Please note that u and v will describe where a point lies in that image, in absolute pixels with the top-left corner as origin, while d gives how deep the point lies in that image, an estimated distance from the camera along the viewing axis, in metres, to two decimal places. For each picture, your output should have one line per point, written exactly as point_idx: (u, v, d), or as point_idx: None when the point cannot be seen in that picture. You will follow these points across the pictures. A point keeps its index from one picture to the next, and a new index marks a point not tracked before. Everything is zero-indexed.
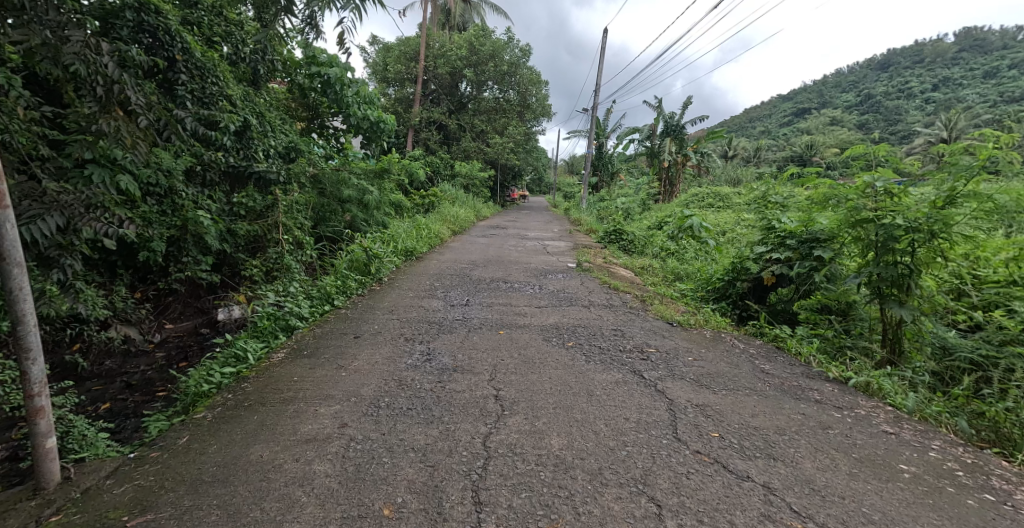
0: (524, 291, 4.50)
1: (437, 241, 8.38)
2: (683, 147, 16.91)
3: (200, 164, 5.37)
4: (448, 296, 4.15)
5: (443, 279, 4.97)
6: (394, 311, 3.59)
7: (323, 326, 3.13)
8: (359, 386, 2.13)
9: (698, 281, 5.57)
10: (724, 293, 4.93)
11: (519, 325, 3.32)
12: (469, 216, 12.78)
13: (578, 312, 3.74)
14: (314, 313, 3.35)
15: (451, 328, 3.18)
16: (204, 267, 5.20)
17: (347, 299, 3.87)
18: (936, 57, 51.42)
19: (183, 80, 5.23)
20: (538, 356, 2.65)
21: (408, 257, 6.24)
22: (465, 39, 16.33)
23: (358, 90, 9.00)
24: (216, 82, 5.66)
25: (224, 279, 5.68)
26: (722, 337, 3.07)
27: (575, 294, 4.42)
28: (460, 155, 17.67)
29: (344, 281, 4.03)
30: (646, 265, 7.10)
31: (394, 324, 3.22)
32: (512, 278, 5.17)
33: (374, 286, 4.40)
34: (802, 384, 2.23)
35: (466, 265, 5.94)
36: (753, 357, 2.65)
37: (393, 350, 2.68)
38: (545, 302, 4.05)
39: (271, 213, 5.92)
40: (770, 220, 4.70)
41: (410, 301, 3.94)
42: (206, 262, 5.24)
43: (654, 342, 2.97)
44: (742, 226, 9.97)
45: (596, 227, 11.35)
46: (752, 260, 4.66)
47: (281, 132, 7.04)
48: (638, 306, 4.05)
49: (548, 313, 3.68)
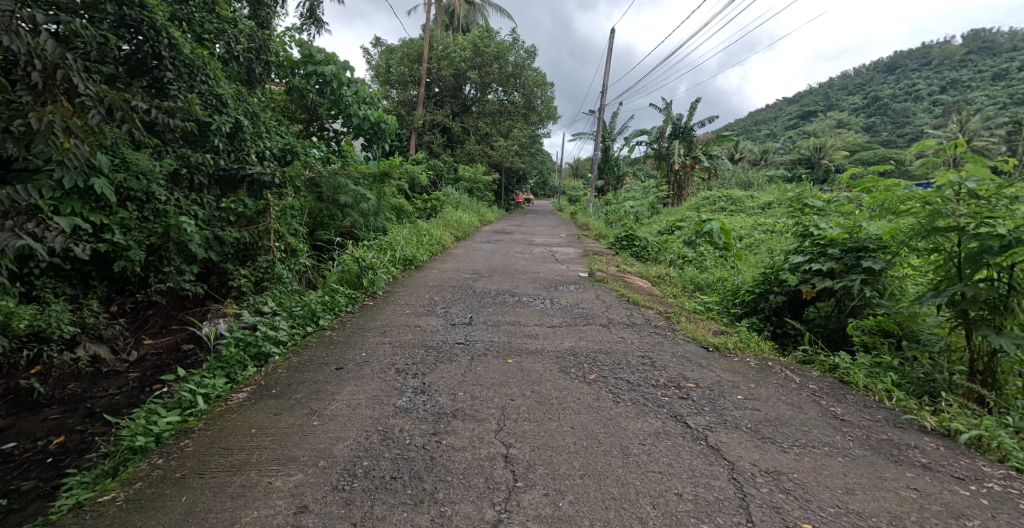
0: (534, 306, 4.05)
1: (439, 248, 7.96)
2: (692, 151, 16.57)
3: (187, 166, 5.01)
4: (449, 313, 3.72)
5: (445, 292, 4.52)
6: (387, 332, 3.16)
7: (305, 353, 2.69)
8: (332, 442, 1.70)
9: (725, 294, 5.10)
10: (756, 308, 4.45)
11: (530, 350, 2.87)
12: (473, 221, 12.34)
13: (595, 333, 3.29)
14: (295, 335, 2.92)
15: (451, 355, 2.73)
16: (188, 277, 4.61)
17: (334, 317, 3.43)
18: (944, 59, 50.86)
19: (170, 79, 4.88)
20: (555, 395, 2.19)
21: (407, 266, 5.83)
22: (470, 40, 16.00)
23: (357, 90, 8.62)
24: (208, 81, 5.33)
25: (211, 289, 5.20)
26: (772, 368, 2.60)
27: (591, 310, 3.96)
28: (464, 159, 17.27)
29: (333, 297, 3.60)
30: (662, 274, 6.62)
31: (385, 350, 2.78)
32: (519, 290, 4.73)
33: (366, 301, 3.96)
34: (894, 438, 1.77)
35: (469, 275, 5.50)
36: (819, 397, 2.18)
37: (382, 386, 2.24)
38: (558, 320, 3.59)
39: (263, 219, 5.36)
40: (806, 226, 4.24)
41: (405, 319, 3.50)
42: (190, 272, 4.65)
43: (692, 374, 2.51)
44: (759, 231, 9.49)
45: (604, 232, 10.90)
46: (787, 272, 4.19)
47: (274, 134, 6.68)
48: (664, 325, 3.58)
49: (562, 334, 3.22)
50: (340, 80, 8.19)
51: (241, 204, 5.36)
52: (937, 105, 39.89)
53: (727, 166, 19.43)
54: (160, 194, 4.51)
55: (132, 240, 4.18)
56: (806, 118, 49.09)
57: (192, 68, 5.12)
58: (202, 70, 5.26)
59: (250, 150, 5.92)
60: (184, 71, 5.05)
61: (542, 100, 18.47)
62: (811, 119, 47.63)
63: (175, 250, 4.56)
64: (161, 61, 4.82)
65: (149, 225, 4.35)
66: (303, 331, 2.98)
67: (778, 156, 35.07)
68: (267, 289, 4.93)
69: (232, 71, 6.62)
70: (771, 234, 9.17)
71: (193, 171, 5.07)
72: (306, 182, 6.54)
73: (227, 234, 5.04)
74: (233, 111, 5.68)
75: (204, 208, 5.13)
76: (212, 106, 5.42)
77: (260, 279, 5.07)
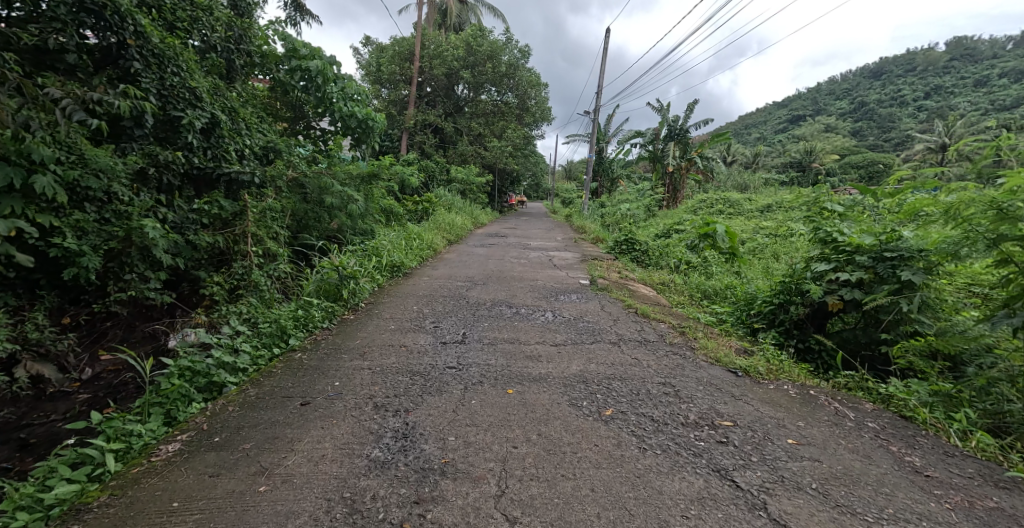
0: (534, 321, 3.65)
1: (430, 252, 7.54)
2: (687, 153, 16.11)
3: (154, 164, 4.44)
4: (439, 329, 3.31)
5: (434, 303, 4.12)
6: (366, 353, 2.75)
7: (266, 381, 2.26)
8: (280, 522, 1.32)
9: (738, 304, 4.74)
10: (774, 321, 4.10)
11: (533, 377, 2.47)
12: (466, 224, 11.94)
13: (606, 354, 2.90)
14: (259, 359, 2.50)
15: (441, 384, 2.33)
16: (154, 285, 3.91)
17: (306, 336, 2.99)
18: (929, 65, 51.60)
19: (137, 70, 4.34)
20: (567, 441, 1.80)
21: (395, 272, 5.42)
22: (462, 39, 15.61)
23: (343, 87, 8.14)
24: (180, 72, 4.75)
25: (179, 298, 4.63)
26: (816, 398, 2.23)
27: (598, 325, 3.57)
28: (457, 160, 16.86)
29: (307, 311, 3.17)
30: (666, 281, 6.26)
31: (363, 377, 2.36)
32: (516, 301, 4.33)
33: (345, 315, 3.53)
34: (1005, 510, 1.42)
35: (462, 284, 5.09)
36: (887, 442, 1.82)
37: (355, 430, 1.82)
38: (563, 337, 3.20)
39: (239, 222, 4.91)
40: (829, 232, 3.89)
41: (389, 336, 3.10)
42: (157, 279, 3.94)
43: (726, 408, 2.12)
44: (761, 235, 9.20)
45: (602, 235, 10.55)
46: (809, 282, 3.84)
47: (254, 130, 6.22)
48: (680, 342, 3.20)
49: (569, 355, 2.83)
50: (326, 75, 7.72)
51: (216, 205, 4.88)
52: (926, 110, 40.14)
53: (721, 169, 19.17)
54: (124, 194, 3.80)
55: (87, 246, 3.49)
56: (796, 122, 49.29)
57: (162, 57, 4.55)
58: (173, 58, 4.65)
59: (228, 147, 5.35)
60: (152, 61, 4.46)
61: (536, 101, 18.12)
62: (802, 123, 47.88)
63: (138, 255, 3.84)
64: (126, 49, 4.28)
65: (110, 227, 3.66)
66: (268, 354, 2.55)
67: (770, 159, 35.09)
68: (243, 299, 4.50)
69: (208, 63, 6.13)
70: (774, 240, 8.85)
71: (161, 170, 4.49)
72: (288, 182, 6.09)
73: (198, 238, 4.55)
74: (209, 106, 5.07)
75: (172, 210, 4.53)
76: (187, 99, 4.80)
77: (235, 287, 4.63)
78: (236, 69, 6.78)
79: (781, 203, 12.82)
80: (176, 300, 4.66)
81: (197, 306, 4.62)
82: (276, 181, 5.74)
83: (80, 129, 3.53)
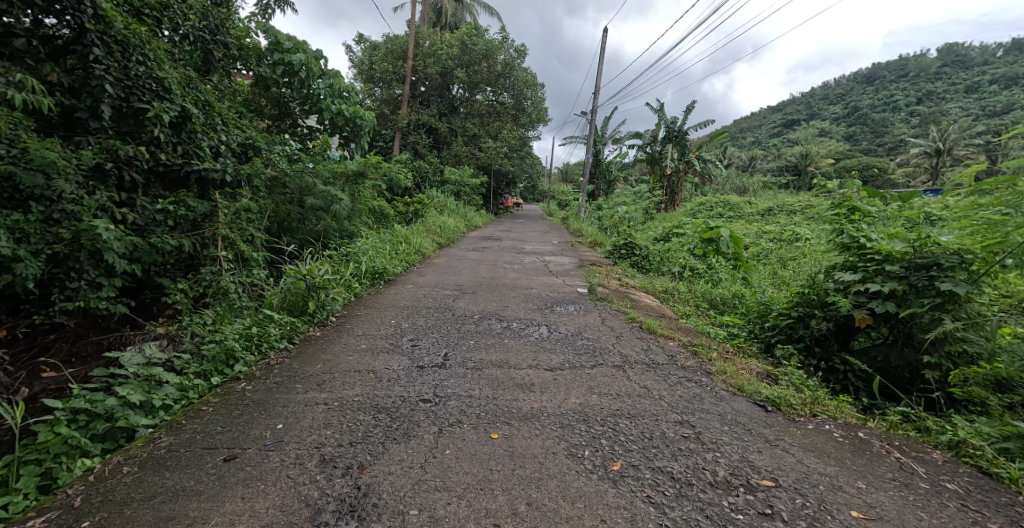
0: (527, 339, 3.23)
1: (418, 257, 7.12)
2: (685, 156, 15.74)
3: (114, 161, 3.84)
4: (416, 350, 2.89)
5: (415, 317, 3.69)
6: (326, 381, 2.32)
7: (191, 424, 1.82)
8: None
9: (750, 317, 4.34)
10: (793, 337, 3.69)
11: (523, 414, 2.05)
12: (459, 226, 11.53)
13: (611, 382, 2.48)
14: (188, 390, 2.06)
15: (410, 427, 1.91)
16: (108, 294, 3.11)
17: (259, 359, 2.55)
18: (922, 71, 51.90)
19: (98, 57, 3.77)
20: (564, 516, 1.40)
21: (377, 280, 4.99)
22: (458, 37, 15.18)
23: (330, 83, 7.69)
24: (147, 61, 4.13)
25: (137, 306, 4.12)
26: (869, 444, 1.81)
27: (598, 343, 3.16)
28: (451, 161, 16.50)
29: (263, 329, 2.74)
30: (669, 289, 5.85)
31: (314, 417, 1.93)
32: (507, 314, 3.91)
33: (310, 333, 3.09)
34: None
35: (450, 293, 4.67)
36: (990, 521, 1.41)
37: (285, 502, 1.41)
38: (559, 360, 2.79)
39: (208, 224, 4.44)
40: (855, 238, 3.49)
41: (356, 359, 2.67)
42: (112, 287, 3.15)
43: (767, 461, 1.69)
44: (765, 241, 8.84)
45: (599, 239, 10.16)
46: (832, 294, 3.45)
47: (232, 126, 5.75)
48: (692, 365, 2.79)
49: (566, 384, 2.42)
50: (311, 70, 7.26)
51: (184, 205, 4.35)
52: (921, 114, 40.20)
53: (719, 171, 18.88)
54: (73, 193, 3.05)
55: (24, 251, 2.72)
56: (791, 126, 49.23)
57: (127, 44, 3.96)
58: (139, 45, 4.05)
59: (203, 143, 4.76)
60: (115, 49, 3.88)
61: (532, 101, 17.78)
62: (797, 127, 47.85)
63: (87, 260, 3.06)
64: (83, 35, 3.72)
65: (56, 228, 2.92)
66: (202, 384, 2.11)
67: (766, 162, 34.98)
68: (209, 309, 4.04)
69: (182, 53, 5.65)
70: (778, 245, 8.48)
71: (123, 167, 3.91)
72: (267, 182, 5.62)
73: (161, 239, 3.95)
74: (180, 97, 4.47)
75: (136, 210, 3.94)
76: (156, 91, 4.19)
77: (201, 295, 4.17)
78: (214, 61, 6.29)
79: (781, 208, 12.50)
80: (136, 308, 4.17)
81: (159, 316, 4.13)
82: (251, 180, 5.27)
83: (24, 120, 2.94)
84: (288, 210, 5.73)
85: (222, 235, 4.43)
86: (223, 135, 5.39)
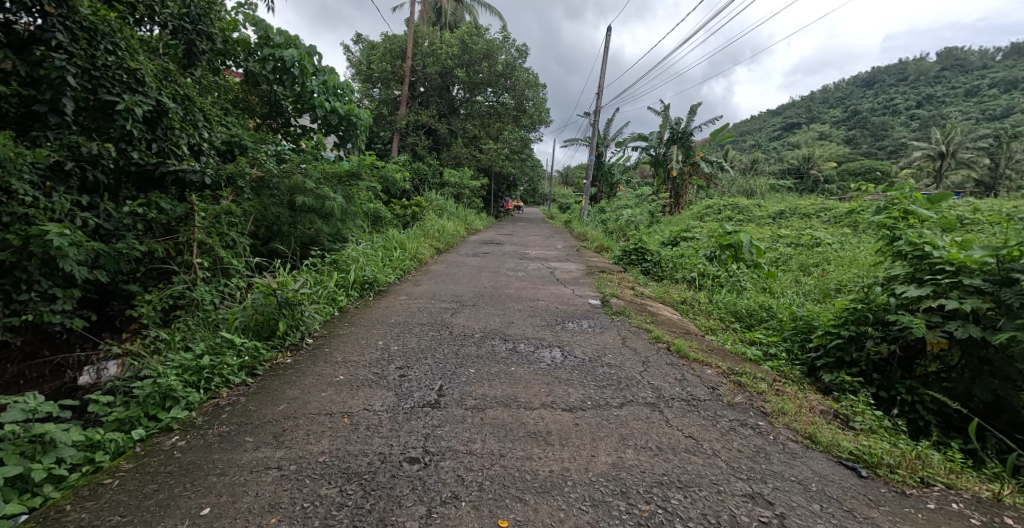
0: (537, 367, 2.73)
1: (414, 263, 6.64)
2: (690, 157, 15.29)
3: (75, 160, 3.32)
4: (406, 384, 2.38)
5: (406, 337, 3.19)
6: (286, 430, 1.82)
7: (78, 513, 1.33)
8: None
9: (786, 335, 3.85)
10: (844, 360, 3.20)
11: (540, 484, 1.57)
12: (458, 230, 11.01)
13: (646, 427, 2.00)
14: (95, 450, 1.55)
15: (387, 508, 1.42)
16: (63, 308, 2.77)
17: (207, 398, 2.01)
18: (923, 74, 51.63)
19: (61, 44, 3.28)
20: None
21: (367, 290, 4.52)
22: (457, 37, 14.72)
23: (324, 80, 7.08)
24: (119, 50, 3.60)
25: (97, 321, 3.62)
26: None
27: (623, 372, 2.67)
28: (451, 163, 16.00)
29: (222, 359, 2.25)
30: (687, 300, 5.34)
31: (254, 492, 1.44)
32: (512, 332, 3.41)
33: (280, 361, 2.56)
34: None
35: (447, 306, 4.19)
36: None
37: None
38: (578, 397, 2.31)
39: (183, 227, 3.84)
40: (920, 246, 3.02)
41: (330, 396, 2.16)
42: (71, 300, 2.81)
43: None
44: (784, 246, 8.31)
45: (605, 244, 9.67)
46: (892, 312, 2.96)
47: (215, 124, 5.26)
48: (740, 401, 2.30)
49: (593, 433, 1.94)
50: (304, 68, 6.61)
51: (155, 208, 3.82)
52: (924, 117, 39.84)
53: (722, 173, 18.45)
54: (24, 194, 2.69)
55: None
56: (793, 129, 48.86)
57: (96, 31, 3.44)
58: (109, 32, 3.52)
59: (181, 140, 4.17)
60: (81, 35, 3.36)
61: (533, 102, 17.36)
62: (798, 129, 47.45)
63: (39, 269, 2.71)
64: (45, 20, 3.26)
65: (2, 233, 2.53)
66: (115, 440, 1.60)
67: (769, 165, 34.50)
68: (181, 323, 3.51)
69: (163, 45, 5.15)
70: (797, 251, 7.97)
71: (87, 166, 3.38)
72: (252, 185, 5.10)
73: (128, 244, 3.44)
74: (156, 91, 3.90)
75: (102, 215, 3.45)
76: (127, 83, 3.64)
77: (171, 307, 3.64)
78: (198, 55, 5.69)
79: (792, 212, 12.03)
80: (100, 321, 3.67)
81: (124, 330, 3.63)
82: (234, 182, 4.77)
83: None
84: (276, 214, 5.24)
85: (198, 240, 3.83)
86: (205, 133, 4.88)
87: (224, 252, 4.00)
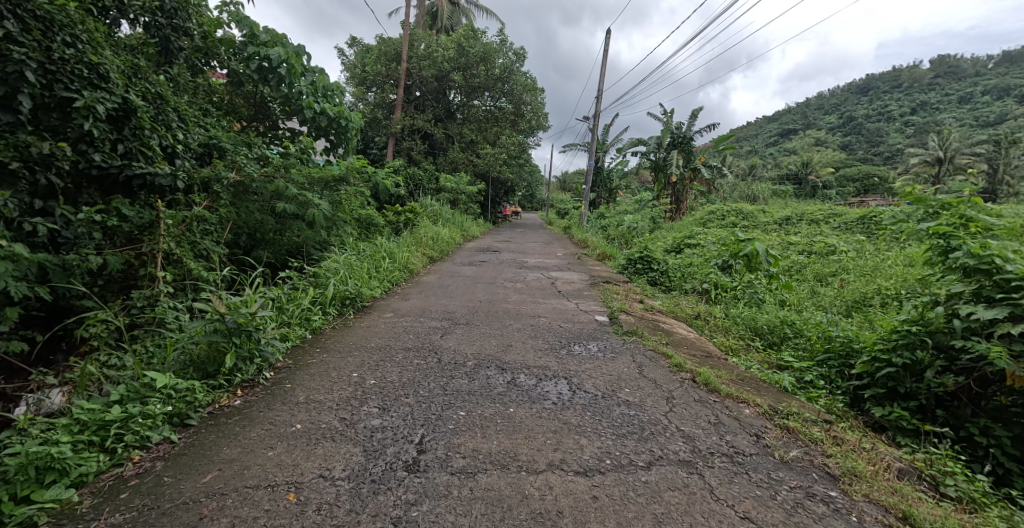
0: (541, 408, 2.26)
1: (404, 274, 6.19)
2: (690, 162, 14.76)
3: (24, 161, 2.76)
4: (377, 436, 1.92)
5: (386, 367, 2.72)
6: (206, 519, 1.38)
7: None
8: None
9: (821, 359, 3.39)
10: (897, 392, 2.75)
11: None
12: (453, 237, 10.57)
13: (692, 503, 1.54)
14: None
15: None
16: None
17: (110, 465, 1.57)
18: (917, 81, 51.90)
19: (8, 33, 2.74)
20: None
21: (349, 306, 4.07)
22: (455, 40, 14.34)
23: (313, 80, 6.37)
24: (79, 43, 3.09)
25: (44, 343, 2.95)
26: None
27: (644, 415, 2.21)
28: (447, 168, 15.58)
29: (149, 409, 1.78)
30: (701, 315, 4.89)
31: None
32: (510, 359, 2.95)
33: (224, 404, 2.09)
34: None
35: (436, 324, 3.72)
36: None
37: None
38: (595, 455, 1.83)
39: (148, 239, 3.18)
40: (985, 259, 2.57)
41: (276, 457, 1.71)
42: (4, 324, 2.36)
43: None
44: (795, 254, 7.92)
45: (606, 251, 9.26)
46: (958, 337, 2.52)
47: (192, 123, 4.81)
48: (796, 457, 1.83)
49: (625, 514, 1.48)
50: (293, 68, 5.97)
51: (114, 215, 3.16)
52: (921, 122, 39.81)
53: (723, 179, 18.16)
54: None
55: None
56: (789, 135, 48.87)
57: (52, 21, 2.93)
58: (69, 23, 3.02)
59: (154, 141, 3.55)
60: (34, 25, 2.84)
61: (531, 107, 17.07)
62: (795, 135, 47.40)
63: None
64: None
65: None
66: None
67: (767, 170, 34.28)
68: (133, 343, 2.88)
69: (138, 41, 4.69)
70: (811, 259, 7.55)
71: (39, 169, 2.82)
72: (230, 189, 4.49)
73: (81, 255, 2.86)
74: (123, 88, 3.37)
75: (58, 222, 2.87)
76: (89, 79, 3.11)
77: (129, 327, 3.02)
78: (174, 52, 5.12)
79: (799, 218, 11.71)
80: (47, 345, 2.96)
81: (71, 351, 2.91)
82: (209, 187, 4.30)
83: None
84: (258, 220, 4.75)
85: (163, 251, 3.19)
86: (180, 135, 4.34)
87: (195, 263, 3.41)
